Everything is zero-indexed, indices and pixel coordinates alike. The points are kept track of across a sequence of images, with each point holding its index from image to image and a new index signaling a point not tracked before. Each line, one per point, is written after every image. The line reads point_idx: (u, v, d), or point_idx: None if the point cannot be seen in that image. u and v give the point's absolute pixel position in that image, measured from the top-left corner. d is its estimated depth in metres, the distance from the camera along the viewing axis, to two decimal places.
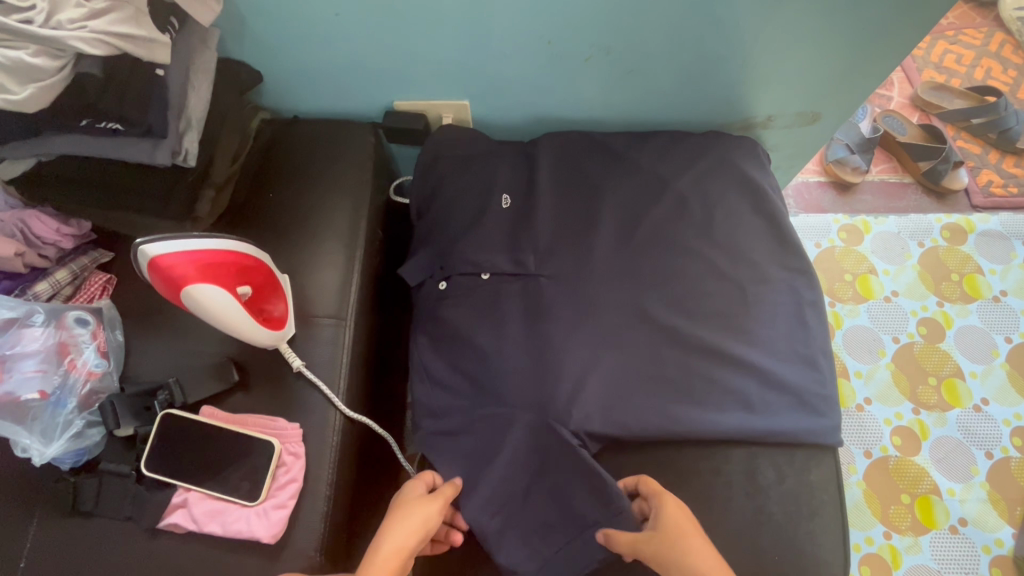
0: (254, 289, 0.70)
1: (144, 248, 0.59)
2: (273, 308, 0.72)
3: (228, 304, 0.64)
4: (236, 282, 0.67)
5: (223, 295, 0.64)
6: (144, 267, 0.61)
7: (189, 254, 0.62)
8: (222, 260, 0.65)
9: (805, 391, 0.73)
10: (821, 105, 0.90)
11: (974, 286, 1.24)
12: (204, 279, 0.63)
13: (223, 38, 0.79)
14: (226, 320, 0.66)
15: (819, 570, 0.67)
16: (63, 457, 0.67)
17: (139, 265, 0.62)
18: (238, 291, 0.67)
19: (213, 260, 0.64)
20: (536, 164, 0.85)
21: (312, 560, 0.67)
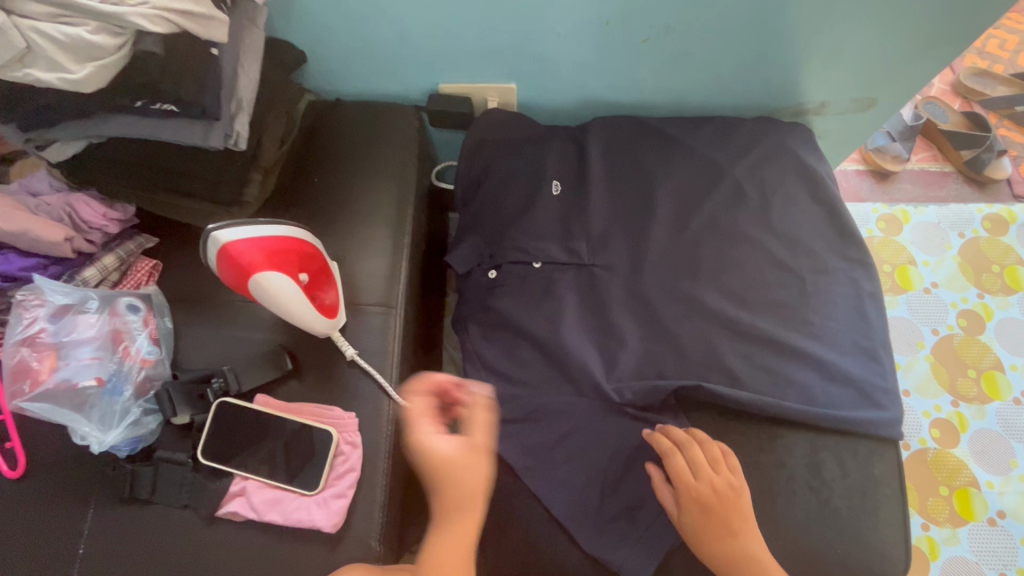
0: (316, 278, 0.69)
1: (216, 234, 0.61)
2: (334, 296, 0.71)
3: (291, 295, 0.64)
4: (298, 270, 0.66)
5: (284, 282, 0.64)
6: (212, 251, 0.63)
7: (255, 242, 0.63)
8: (287, 247, 0.65)
9: (867, 384, 0.71)
10: (879, 92, 0.88)
11: (1015, 278, 1.22)
12: (268, 267, 0.63)
13: (270, 17, 0.77)
14: (288, 308, 0.66)
15: (883, 565, 0.66)
16: (120, 445, 0.66)
17: (209, 253, 0.64)
18: (300, 279, 0.66)
19: (277, 248, 0.64)
20: (589, 151, 0.84)
21: (374, 551, 0.66)
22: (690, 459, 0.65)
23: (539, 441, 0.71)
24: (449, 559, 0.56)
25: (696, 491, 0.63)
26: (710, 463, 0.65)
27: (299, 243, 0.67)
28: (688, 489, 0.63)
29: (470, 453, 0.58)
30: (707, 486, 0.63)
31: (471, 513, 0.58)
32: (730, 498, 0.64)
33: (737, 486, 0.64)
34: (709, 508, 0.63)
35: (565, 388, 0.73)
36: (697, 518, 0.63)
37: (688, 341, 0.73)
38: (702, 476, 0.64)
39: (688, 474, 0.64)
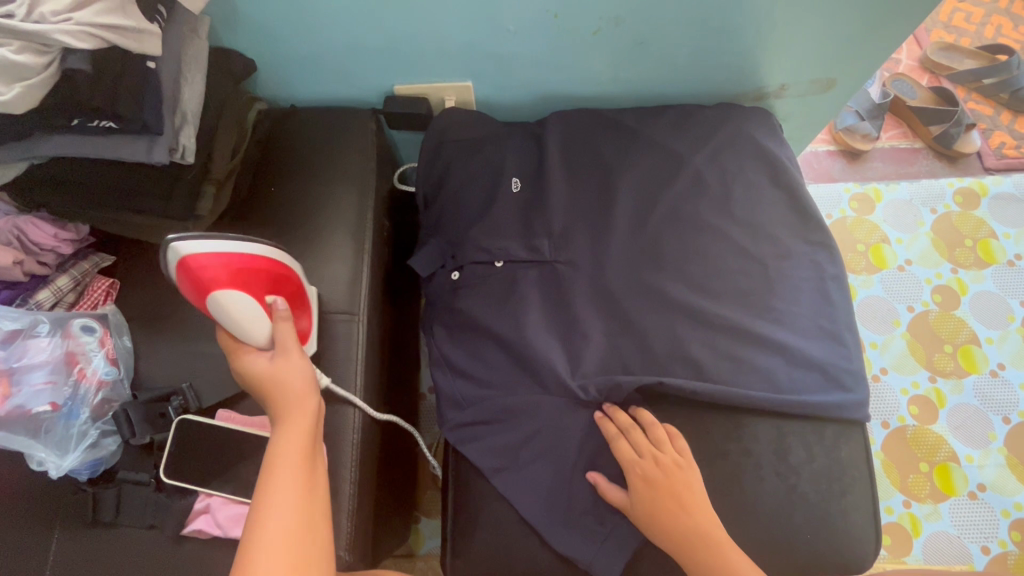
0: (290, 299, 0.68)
1: (176, 245, 0.58)
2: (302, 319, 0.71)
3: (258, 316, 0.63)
4: (267, 293, 0.65)
5: (249, 305, 0.62)
6: (169, 265, 0.60)
7: (221, 259, 0.61)
8: (257, 267, 0.64)
9: (832, 366, 0.71)
10: (837, 72, 0.87)
11: (987, 251, 1.22)
12: (239, 287, 0.62)
13: (214, 26, 0.75)
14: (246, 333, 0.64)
15: (850, 545, 0.66)
16: (79, 469, 0.65)
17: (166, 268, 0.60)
18: (268, 302, 0.65)
19: (252, 269, 0.63)
20: (548, 146, 0.83)
21: (343, 560, 0.66)
22: (635, 444, 0.66)
23: (507, 443, 0.70)
24: (277, 517, 0.53)
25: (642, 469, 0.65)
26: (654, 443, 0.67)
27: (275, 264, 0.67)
28: (635, 468, 0.65)
29: (304, 407, 0.60)
30: (650, 464, 0.65)
31: (304, 457, 0.58)
32: (675, 475, 0.65)
33: (681, 464, 0.66)
34: (655, 488, 0.64)
35: (531, 387, 0.72)
36: (646, 501, 0.64)
37: (653, 334, 0.73)
38: (646, 453, 0.66)
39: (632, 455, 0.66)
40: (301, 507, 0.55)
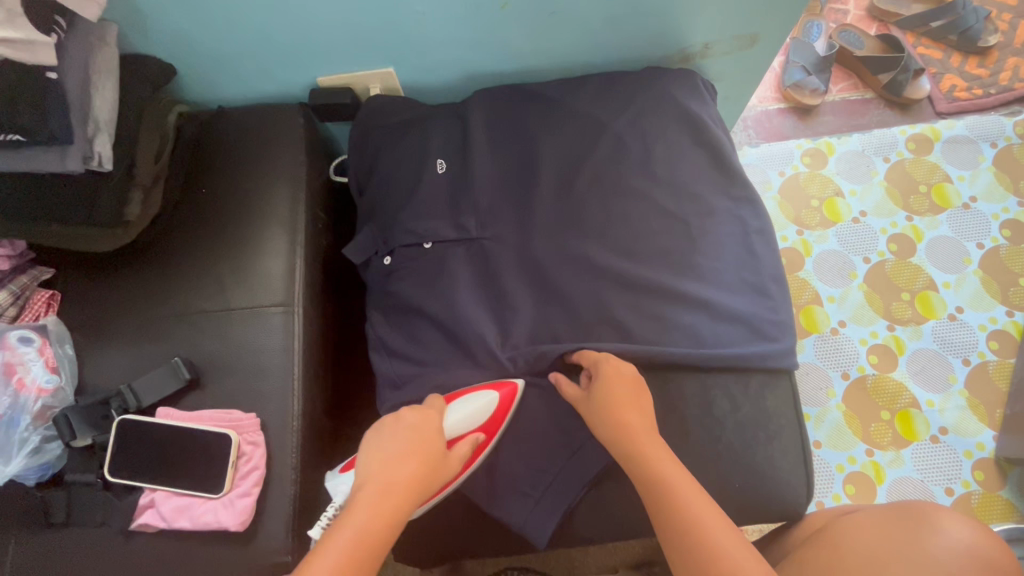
0: (491, 423, 0.70)
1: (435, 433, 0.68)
2: (488, 441, 0.70)
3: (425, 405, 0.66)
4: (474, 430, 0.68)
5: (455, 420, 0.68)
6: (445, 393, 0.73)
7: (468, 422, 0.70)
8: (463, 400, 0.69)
9: (755, 318, 0.73)
10: (758, 28, 0.85)
11: (942, 195, 1.22)
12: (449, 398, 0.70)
13: (124, 33, 0.76)
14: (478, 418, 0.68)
15: (778, 488, 0.69)
16: (26, 474, 0.68)
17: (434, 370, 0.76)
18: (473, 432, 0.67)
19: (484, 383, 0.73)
20: (470, 125, 0.83)
21: (286, 543, 0.68)
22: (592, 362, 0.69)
23: None
24: (337, 542, 0.50)
25: (612, 419, 0.63)
26: (621, 389, 0.65)
27: (499, 382, 0.72)
28: (605, 420, 0.63)
29: (426, 459, 0.58)
30: (620, 417, 0.63)
31: (399, 499, 0.55)
32: (643, 430, 0.62)
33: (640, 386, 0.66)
34: (611, 379, 0.66)
35: (465, 363, 0.75)
36: (607, 381, 0.66)
37: (580, 301, 0.74)
38: (613, 406, 0.64)
39: (599, 406, 0.65)
40: (369, 542, 0.51)
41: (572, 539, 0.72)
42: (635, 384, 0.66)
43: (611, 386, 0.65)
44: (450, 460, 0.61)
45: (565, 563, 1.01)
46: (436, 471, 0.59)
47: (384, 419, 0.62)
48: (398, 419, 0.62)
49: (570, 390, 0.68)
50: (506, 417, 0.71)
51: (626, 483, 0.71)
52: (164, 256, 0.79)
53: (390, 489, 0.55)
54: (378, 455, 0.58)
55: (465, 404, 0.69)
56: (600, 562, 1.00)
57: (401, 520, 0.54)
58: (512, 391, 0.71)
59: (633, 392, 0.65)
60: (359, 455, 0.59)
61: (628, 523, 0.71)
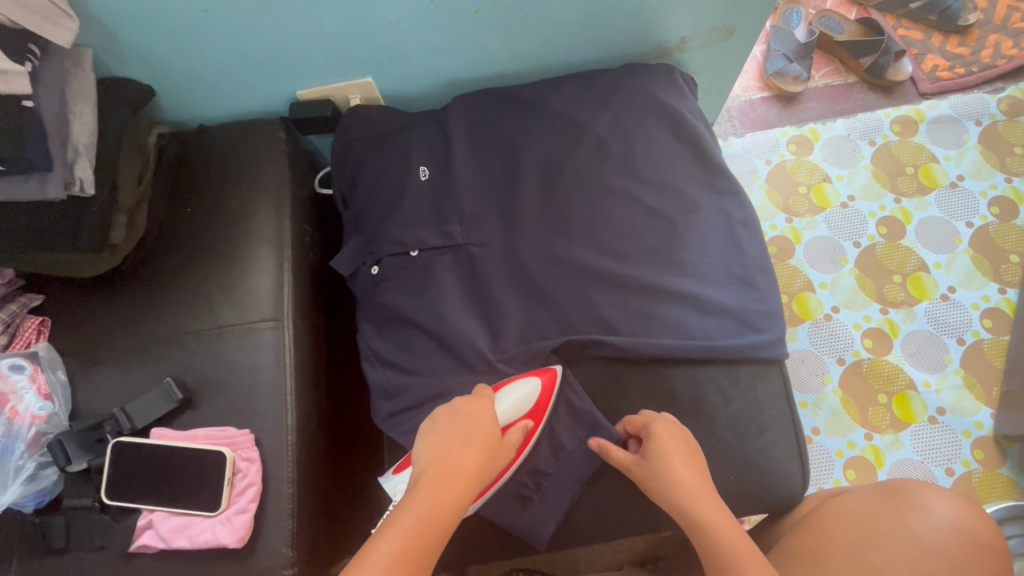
0: (534, 410, 0.71)
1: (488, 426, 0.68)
2: (535, 428, 0.72)
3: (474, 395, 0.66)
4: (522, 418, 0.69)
5: (504, 407, 0.68)
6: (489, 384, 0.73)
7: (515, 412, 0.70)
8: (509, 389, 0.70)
9: (743, 311, 0.73)
10: (734, 19, 0.85)
11: (929, 176, 1.22)
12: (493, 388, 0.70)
13: (101, 57, 0.76)
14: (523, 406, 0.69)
15: (773, 480, 0.70)
16: (24, 501, 0.68)
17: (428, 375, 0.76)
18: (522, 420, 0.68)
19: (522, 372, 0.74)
20: (451, 131, 0.83)
21: (287, 557, 0.68)
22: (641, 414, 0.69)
23: None
24: (401, 524, 0.50)
25: (679, 493, 0.61)
26: (676, 450, 0.64)
27: (539, 370, 0.73)
28: (664, 488, 0.62)
29: (484, 444, 0.59)
30: (681, 484, 0.61)
31: (463, 483, 0.55)
32: (687, 462, 0.63)
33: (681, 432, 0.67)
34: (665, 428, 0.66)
35: (455, 368, 0.75)
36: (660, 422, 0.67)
37: (567, 302, 0.75)
38: (670, 467, 0.62)
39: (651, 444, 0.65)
40: (433, 526, 0.51)
41: (572, 539, 0.72)
42: (687, 444, 0.65)
43: (673, 431, 0.65)
44: (504, 446, 0.62)
45: (568, 563, 1.01)
46: (493, 457, 0.59)
47: (439, 410, 0.63)
48: (453, 409, 0.63)
49: (621, 454, 0.66)
50: (546, 406, 0.71)
51: (622, 480, 0.71)
52: (152, 277, 0.79)
53: (453, 475, 0.55)
54: (438, 442, 0.58)
55: (510, 392, 0.69)
56: (603, 561, 1.01)
57: (461, 506, 0.54)
58: (554, 377, 0.72)
59: (688, 450, 0.64)
60: (417, 446, 0.60)
61: (627, 521, 0.71)
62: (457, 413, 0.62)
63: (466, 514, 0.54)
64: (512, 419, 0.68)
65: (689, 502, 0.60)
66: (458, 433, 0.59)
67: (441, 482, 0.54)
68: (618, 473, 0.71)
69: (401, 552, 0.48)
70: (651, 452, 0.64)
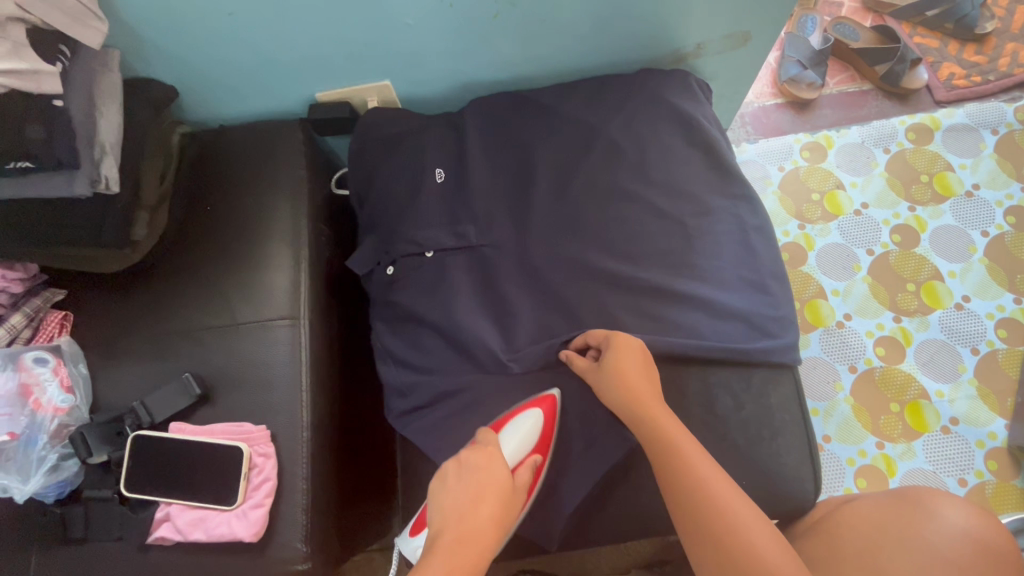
0: (542, 441, 0.70)
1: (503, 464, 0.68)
2: (542, 461, 0.71)
3: (479, 444, 0.64)
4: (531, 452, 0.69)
5: (511, 447, 0.67)
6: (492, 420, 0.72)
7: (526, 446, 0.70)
8: (515, 428, 0.69)
9: (756, 315, 0.73)
10: (750, 25, 0.85)
11: (944, 184, 1.21)
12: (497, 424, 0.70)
13: (127, 58, 0.78)
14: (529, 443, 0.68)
15: (784, 485, 0.70)
16: (46, 491, 0.69)
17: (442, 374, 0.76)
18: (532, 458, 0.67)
19: (522, 401, 0.73)
20: (466, 133, 0.84)
21: (300, 551, 0.69)
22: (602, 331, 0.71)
23: (448, 421, 0.74)
24: None
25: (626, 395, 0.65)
26: (629, 361, 0.67)
27: (538, 399, 0.72)
28: (615, 394, 0.66)
29: (497, 503, 0.58)
30: (634, 389, 0.65)
31: (479, 546, 0.55)
32: (643, 372, 0.67)
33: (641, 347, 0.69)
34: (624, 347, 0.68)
35: (469, 369, 0.76)
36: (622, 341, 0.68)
37: (580, 305, 0.75)
38: (623, 377, 0.66)
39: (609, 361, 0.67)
40: None
41: (583, 541, 0.72)
42: (643, 359, 0.68)
43: (633, 345, 0.68)
44: (516, 493, 0.62)
45: (576, 564, 1.01)
46: (507, 514, 0.59)
47: (447, 464, 0.62)
48: (461, 463, 0.62)
49: (582, 365, 0.70)
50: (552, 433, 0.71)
51: (633, 482, 0.71)
52: (170, 274, 0.81)
53: (469, 539, 0.55)
54: (451, 503, 0.58)
55: (514, 430, 0.68)
56: (611, 563, 1.01)
57: (479, 570, 0.54)
58: (553, 406, 0.72)
59: (643, 364, 0.67)
60: (429, 505, 0.59)
61: (638, 523, 0.71)
62: (464, 465, 0.61)
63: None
64: (519, 459, 0.68)
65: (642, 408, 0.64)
66: (469, 487, 0.59)
67: (456, 548, 0.54)
68: (629, 477, 0.72)
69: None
70: (607, 363, 0.67)
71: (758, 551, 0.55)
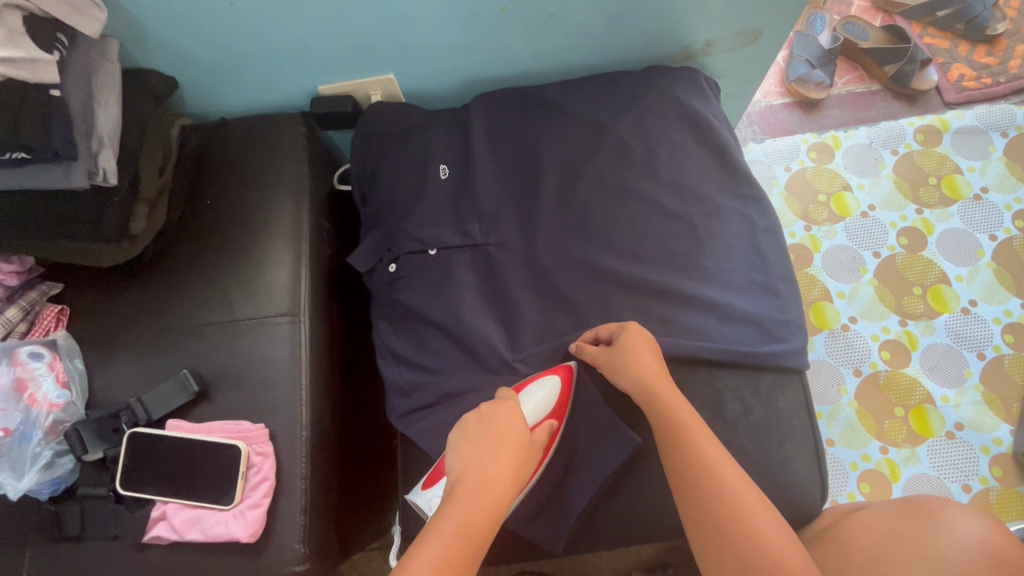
0: (559, 406, 0.70)
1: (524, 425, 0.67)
2: (558, 425, 0.71)
3: (498, 399, 0.64)
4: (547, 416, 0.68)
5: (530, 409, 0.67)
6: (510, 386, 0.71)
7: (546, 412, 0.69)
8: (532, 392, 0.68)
9: (764, 319, 0.72)
10: (762, 23, 0.84)
11: (953, 187, 1.20)
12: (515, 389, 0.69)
13: (126, 48, 0.77)
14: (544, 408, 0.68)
15: (792, 491, 0.69)
16: (40, 488, 0.69)
17: (444, 374, 0.75)
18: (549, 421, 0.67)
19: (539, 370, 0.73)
20: (471, 130, 0.83)
21: (298, 552, 0.68)
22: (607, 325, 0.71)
23: (450, 422, 0.73)
24: (441, 531, 0.50)
25: (637, 377, 0.65)
26: (642, 343, 0.67)
27: (553, 367, 0.72)
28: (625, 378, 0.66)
29: (518, 446, 0.58)
30: (644, 369, 0.65)
31: (499, 489, 0.55)
32: (654, 356, 0.66)
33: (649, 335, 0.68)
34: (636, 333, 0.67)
35: (472, 369, 0.75)
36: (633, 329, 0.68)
37: (586, 305, 0.74)
38: (633, 360, 0.65)
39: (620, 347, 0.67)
40: (473, 533, 0.51)
41: (586, 544, 0.71)
42: (656, 346, 0.68)
43: (643, 333, 0.68)
44: (535, 445, 0.61)
45: (577, 566, 1.00)
46: (527, 458, 0.59)
47: (467, 414, 0.62)
48: (479, 413, 0.62)
49: (592, 350, 0.69)
50: (568, 399, 0.71)
51: (637, 486, 0.70)
52: (170, 268, 0.80)
53: (489, 481, 0.54)
54: (471, 449, 0.58)
55: (531, 394, 0.68)
56: (612, 565, 1.00)
57: (499, 512, 0.54)
58: (570, 372, 0.71)
59: (654, 351, 0.67)
60: (449, 452, 0.59)
61: (641, 527, 0.70)
62: (482, 414, 0.61)
63: (505, 517, 0.54)
64: (537, 420, 0.67)
65: (653, 390, 0.64)
66: (488, 434, 0.59)
67: (475, 491, 0.54)
68: (633, 482, 0.71)
69: (444, 559, 0.49)
70: (620, 344, 0.67)
71: (762, 543, 0.54)
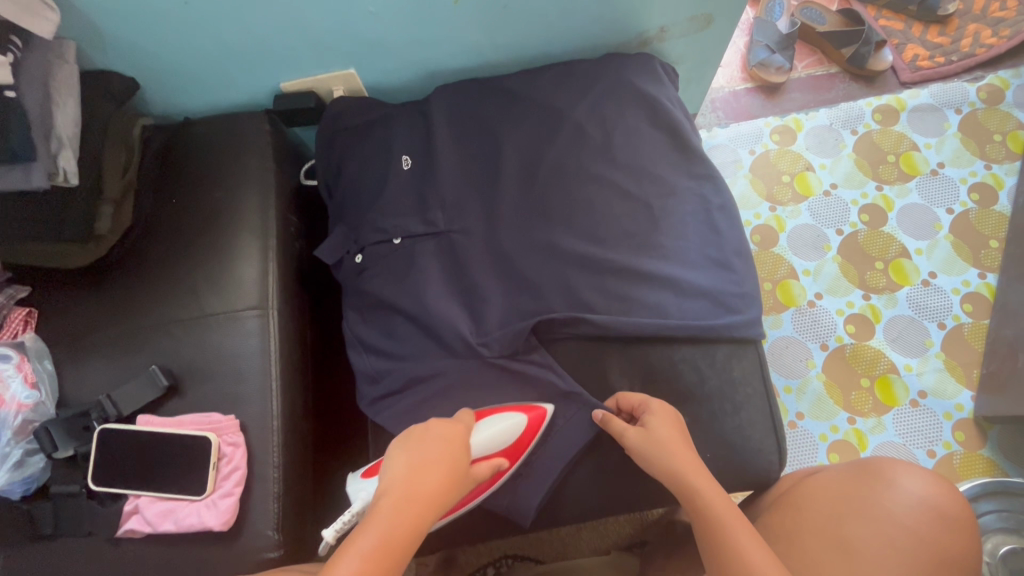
0: (516, 446, 0.70)
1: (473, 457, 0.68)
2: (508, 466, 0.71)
3: (451, 422, 0.65)
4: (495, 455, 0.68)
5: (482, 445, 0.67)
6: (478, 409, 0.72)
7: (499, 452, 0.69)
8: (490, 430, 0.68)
9: (719, 293, 0.75)
10: (711, 8, 0.86)
11: (911, 164, 1.23)
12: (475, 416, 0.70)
13: (85, 50, 0.77)
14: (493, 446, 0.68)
15: (749, 457, 0.71)
16: (12, 488, 0.69)
17: (413, 359, 0.77)
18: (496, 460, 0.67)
19: (512, 402, 0.73)
20: (431, 120, 0.84)
21: (272, 539, 0.69)
22: (626, 400, 0.70)
23: (418, 405, 0.74)
24: (359, 546, 0.49)
25: (670, 456, 0.62)
26: (672, 426, 0.65)
27: (528, 405, 0.72)
28: (654, 461, 0.62)
29: (449, 472, 0.58)
30: (678, 456, 0.61)
31: (423, 508, 0.54)
32: (683, 439, 0.64)
33: (676, 418, 0.67)
34: (667, 417, 0.66)
35: (439, 353, 0.76)
36: (662, 416, 0.66)
37: (547, 287, 0.76)
38: (668, 443, 0.63)
39: (654, 428, 0.64)
40: (390, 547, 0.50)
41: (555, 517, 0.73)
42: (684, 432, 0.66)
43: (672, 419, 0.66)
44: (470, 476, 0.61)
45: (557, 548, 1.02)
46: (455, 488, 0.58)
47: (411, 430, 0.62)
48: (424, 431, 0.62)
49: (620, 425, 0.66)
50: (528, 444, 0.71)
51: (602, 458, 0.73)
52: (138, 268, 0.80)
53: (416, 499, 0.54)
54: (405, 464, 0.57)
55: (492, 425, 0.68)
56: (593, 544, 1.01)
57: (419, 530, 0.53)
58: (541, 416, 0.72)
59: (680, 431, 0.65)
60: (383, 463, 0.59)
61: (607, 498, 0.72)
62: (423, 434, 0.61)
63: (426, 536, 0.54)
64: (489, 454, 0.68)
65: (690, 475, 0.60)
66: (424, 453, 0.59)
67: (402, 505, 0.53)
68: (597, 455, 0.73)
69: (359, 575, 0.47)
70: (652, 425, 0.65)
71: None
